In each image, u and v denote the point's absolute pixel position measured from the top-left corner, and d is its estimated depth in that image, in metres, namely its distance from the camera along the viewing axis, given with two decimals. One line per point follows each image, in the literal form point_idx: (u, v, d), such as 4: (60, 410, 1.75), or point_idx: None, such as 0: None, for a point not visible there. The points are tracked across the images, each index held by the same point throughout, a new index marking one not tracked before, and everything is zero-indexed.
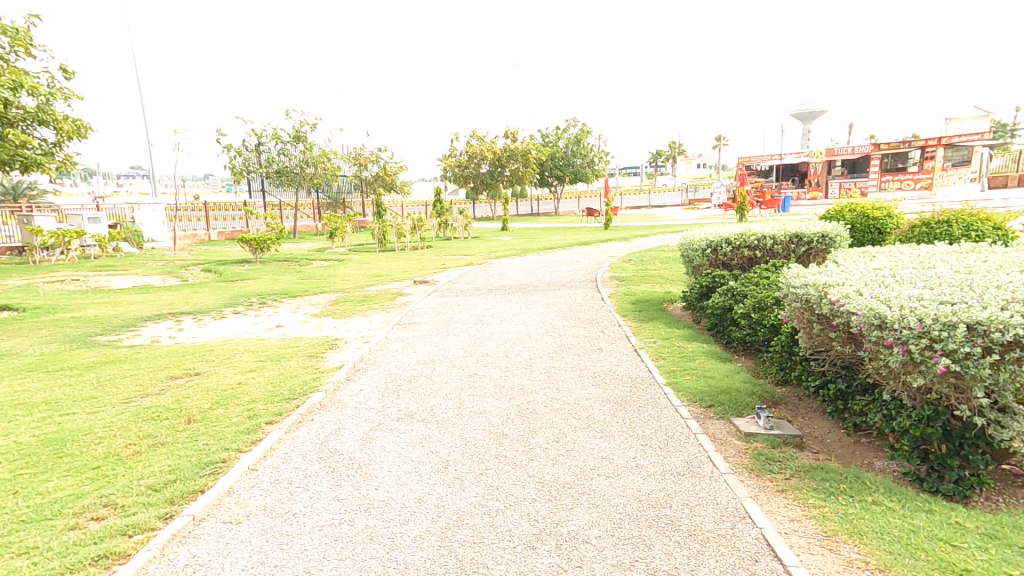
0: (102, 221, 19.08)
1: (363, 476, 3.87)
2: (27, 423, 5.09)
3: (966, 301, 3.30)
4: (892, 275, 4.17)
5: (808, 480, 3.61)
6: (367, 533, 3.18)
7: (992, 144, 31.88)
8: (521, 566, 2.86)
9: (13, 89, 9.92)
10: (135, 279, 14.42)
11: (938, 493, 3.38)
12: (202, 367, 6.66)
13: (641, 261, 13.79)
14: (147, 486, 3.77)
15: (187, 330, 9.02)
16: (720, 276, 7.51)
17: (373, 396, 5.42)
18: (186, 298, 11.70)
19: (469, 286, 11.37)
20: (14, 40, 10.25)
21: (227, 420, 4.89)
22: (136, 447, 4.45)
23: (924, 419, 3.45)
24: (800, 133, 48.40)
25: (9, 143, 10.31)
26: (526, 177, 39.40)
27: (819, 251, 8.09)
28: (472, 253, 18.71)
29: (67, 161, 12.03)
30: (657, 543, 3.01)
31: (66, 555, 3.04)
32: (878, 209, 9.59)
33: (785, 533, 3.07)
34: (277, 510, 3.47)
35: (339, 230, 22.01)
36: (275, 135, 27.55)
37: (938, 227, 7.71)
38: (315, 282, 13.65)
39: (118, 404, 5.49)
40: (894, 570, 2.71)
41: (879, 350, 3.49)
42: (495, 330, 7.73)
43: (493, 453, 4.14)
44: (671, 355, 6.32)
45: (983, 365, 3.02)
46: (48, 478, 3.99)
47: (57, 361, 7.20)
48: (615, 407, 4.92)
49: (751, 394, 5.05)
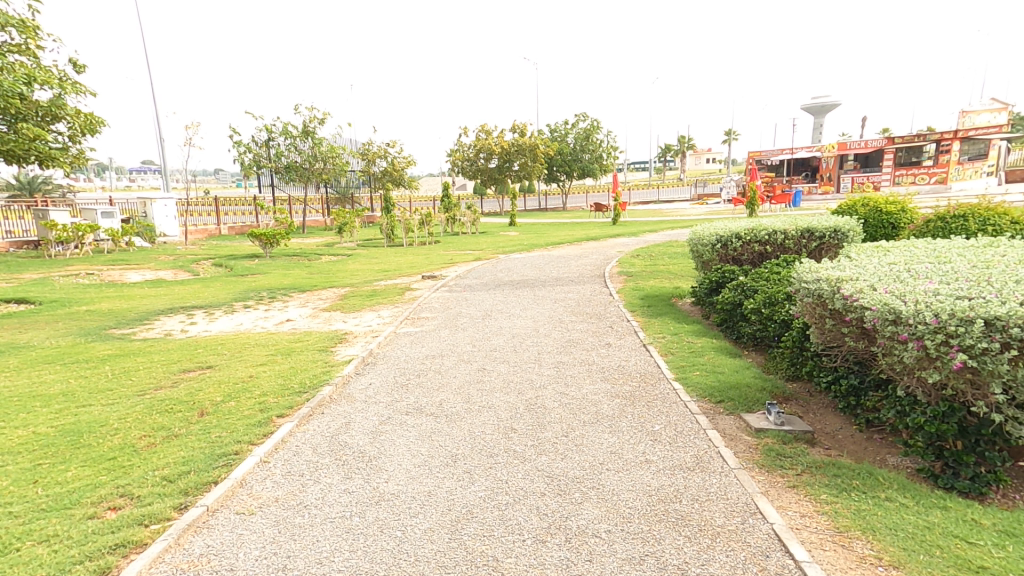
0: (115, 216, 19.33)
1: (373, 469, 3.90)
2: (45, 413, 5.17)
3: (984, 296, 3.25)
4: (907, 269, 4.12)
5: (820, 476, 3.59)
6: (379, 525, 3.21)
7: (1009, 137, 31.57)
8: (531, 559, 2.86)
9: (26, 83, 10.04)
10: (147, 273, 14.59)
11: (953, 489, 3.36)
12: (213, 361, 6.72)
13: (649, 256, 13.72)
14: (162, 477, 3.82)
15: (199, 323, 9.12)
16: (730, 272, 7.47)
17: (383, 391, 5.45)
18: (198, 293, 11.81)
19: (477, 282, 11.40)
20: (25, 33, 10.35)
21: (239, 413, 4.94)
22: (151, 438, 4.50)
23: (939, 415, 3.42)
24: (812, 127, 48.22)
25: (23, 137, 10.39)
26: (534, 172, 39.02)
27: (831, 247, 8.02)
28: (480, 248, 18.78)
29: (80, 157, 12.10)
30: (667, 538, 3.01)
31: (85, 543, 3.09)
32: (892, 203, 9.46)
33: (796, 529, 3.06)
34: (290, 502, 3.50)
35: (348, 225, 22.10)
36: (284, 129, 27.57)
37: (954, 222, 7.62)
38: (323, 277, 13.71)
39: (133, 396, 5.57)
40: (908, 566, 2.70)
41: (894, 346, 3.46)
42: (502, 326, 7.73)
43: (502, 447, 4.15)
44: (680, 350, 6.29)
45: (1001, 361, 2.97)
46: (66, 468, 4.05)
47: (73, 354, 7.30)
48: (624, 403, 4.91)
49: (761, 390, 5.03)
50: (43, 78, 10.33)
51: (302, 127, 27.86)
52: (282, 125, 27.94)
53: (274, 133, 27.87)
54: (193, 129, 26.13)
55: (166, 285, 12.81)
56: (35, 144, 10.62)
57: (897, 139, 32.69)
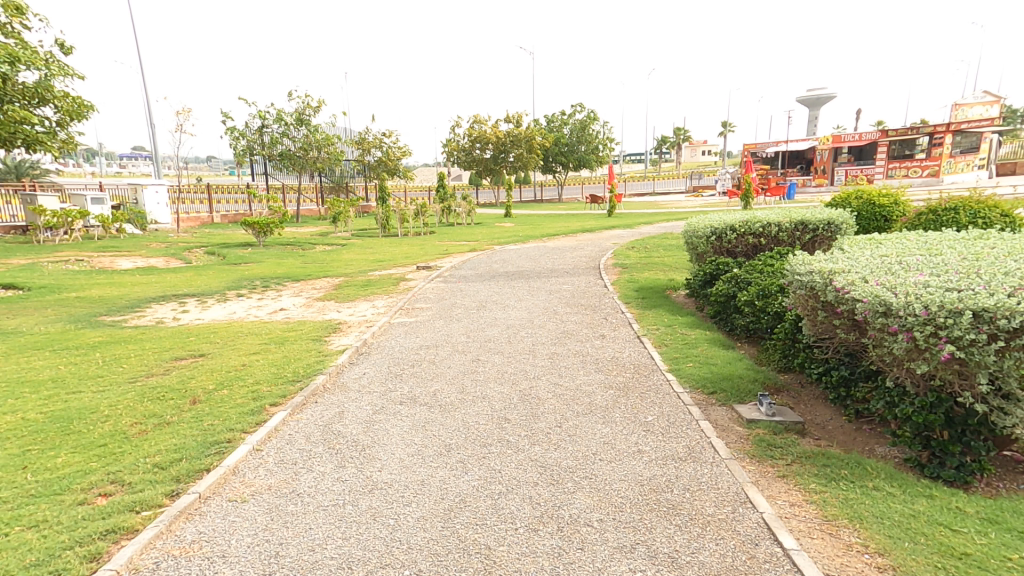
0: (106, 202, 19.14)
1: (367, 458, 3.91)
2: (34, 399, 5.14)
3: (973, 287, 3.28)
4: (899, 262, 4.14)
5: (809, 466, 3.63)
6: (371, 513, 3.22)
7: (1002, 130, 32.28)
8: (523, 547, 2.89)
9: (12, 64, 9.88)
10: (139, 260, 14.46)
11: (939, 478, 3.40)
12: (206, 349, 6.71)
13: (644, 248, 13.75)
14: (154, 464, 3.81)
15: (192, 311, 9.08)
16: (723, 263, 7.49)
17: (377, 380, 5.45)
18: (191, 280, 11.73)
19: (472, 273, 11.37)
20: (10, 12, 10.16)
21: (232, 401, 4.93)
22: (143, 426, 4.49)
23: (926, 406, 3.46)
24: (808, 120, 48.34)
25: (9, 119, 10.26)
26: (530, 163, 38.77)
27: (824, 239, 8.05)
28: (476, 239, 18.75)
29: (70, 142, 11.91)
30: (658, 527, 3.04)
31: (75, 529, 3.09)
32: (886, 196, 9.49)
33: (785, 517, 3.09)
34: (283, 490, 3.50)
35: (342, 215, 21.93)
36: (278, 116, 27.25)
37: (945, 215, 7.65)
38: (317, 266, 13.65)
39: (124, 383, 5.56)
40: (893, 553, 2.74)
41: (884, 338, 3.50)
42: (496, 316, 7.73)
43: (495, 437, 4.17)
44: (674, 342, 6.31)
45: (988, 352, 3.00)
46: (56, 454, 4.04)
47: (64, 340, 7.26)
48: (618, 394, 4.93)
49: (753, 381, 5.07)
50: (27, 58, 10.17)
51: (296, 115, 27.57)
52: (276, 112, 27.64)
53: (268, 120, 27.59)
54: (185, 115, 25.80)
55: (159, 273, 12.69)
56: (22, 126, 10.48)
57: (892, 131, 32.72)
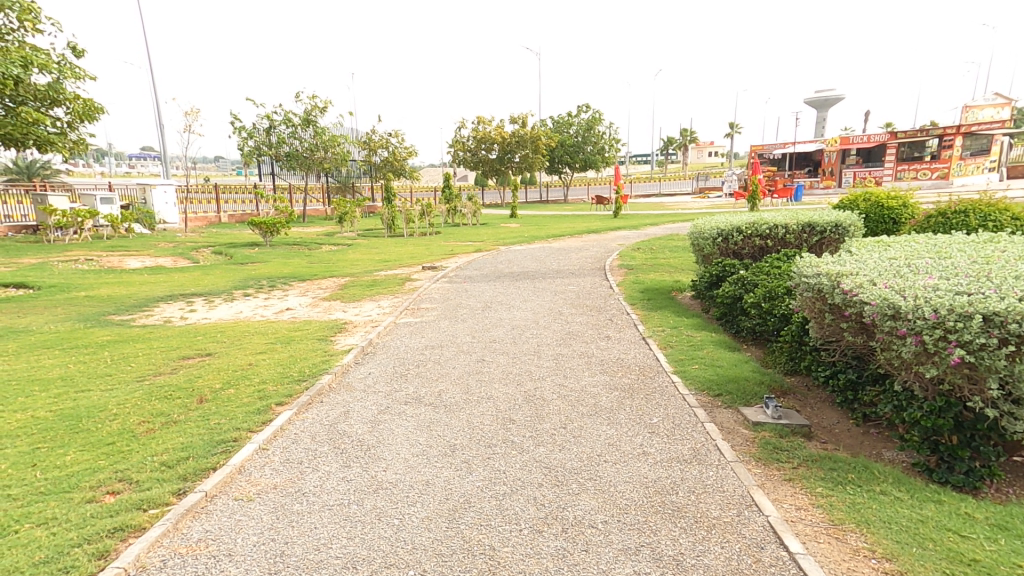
0: (115, 202, 19.24)
1: (371, 458, 3.92)
2: (44, 397, 5.19)
3: (984, 291, 3.25)
4: (907, 264, 4.12)
5: (816, 469, 3.61)
6: (376, 514, 3.22)
7: (1013, 133, 32.22)
8: (527, 548, 2.88)
9: (25, 67, 10.01)
10: (147, 260, 14.52)
11: (947, 483, 3.38)
12: (213, 348, 6.73)
13: (650, 250, 13.72)
14: (160, 462, 3.84)
15: (199, 311, 9.12)
16: (730, 265, 7.49)
17: (382, 380, 5.47)
18: (198, 280, 11.82)
19: (478, 273, 11.40)
20: (22, 15, 10.28)
21: (238, 400, 4.94)
22: (150, 425, 4.52)
23: (935, 410, 3.43)
24: (817, 121, 48.06)
25: (22, 121, 10.37)
26: (536, 164, 38.70)
27: (831, 241, 8.00)
28: (482, 239, 18.77)
29: (80, 142, 12.05)
30: (663, 530, 3.02)
31: (83, 527, 3.11)
32: (894, 199, 9.44)
33: (792, 521, 3.08)
34: (288, 489, 3.52)
35: (348, 215, 21.97)
36: (286, 117, 27.37)
37: (954, 217, 7.60)
38: (323, 266, 13.69)
39: (132, 382, 5.58)
40: (901, 559, 2.71)
41: (892, 340, 3.47)
42: (501, 317, 7.74)
43: (500, 437, 4.17)
44: (679, 344, 6.30)
45: (998, 356, 2.98)
46: (64, 452, 4.07)
47: (73, 339, 7.31)
48: (623, 395, 4.92)
49: (759, 383, 5.05)
50: (40, 61, 10.29)
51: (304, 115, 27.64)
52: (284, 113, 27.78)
53: (276, 121, 27.73)
54: (194, 115, 25.96)
55: (167, 273, 12.78)
56: (34, 127, 10.60)
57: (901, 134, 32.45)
